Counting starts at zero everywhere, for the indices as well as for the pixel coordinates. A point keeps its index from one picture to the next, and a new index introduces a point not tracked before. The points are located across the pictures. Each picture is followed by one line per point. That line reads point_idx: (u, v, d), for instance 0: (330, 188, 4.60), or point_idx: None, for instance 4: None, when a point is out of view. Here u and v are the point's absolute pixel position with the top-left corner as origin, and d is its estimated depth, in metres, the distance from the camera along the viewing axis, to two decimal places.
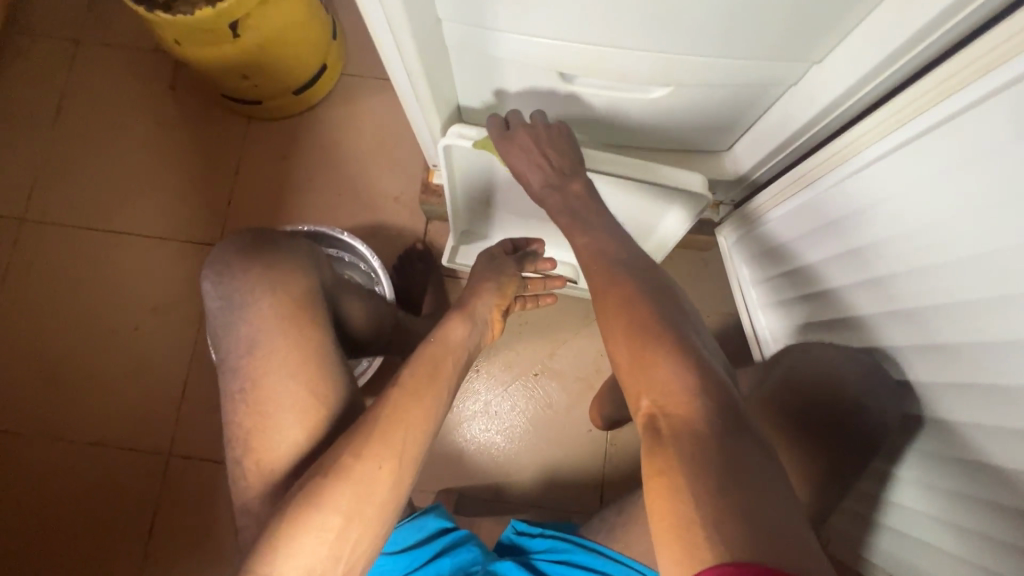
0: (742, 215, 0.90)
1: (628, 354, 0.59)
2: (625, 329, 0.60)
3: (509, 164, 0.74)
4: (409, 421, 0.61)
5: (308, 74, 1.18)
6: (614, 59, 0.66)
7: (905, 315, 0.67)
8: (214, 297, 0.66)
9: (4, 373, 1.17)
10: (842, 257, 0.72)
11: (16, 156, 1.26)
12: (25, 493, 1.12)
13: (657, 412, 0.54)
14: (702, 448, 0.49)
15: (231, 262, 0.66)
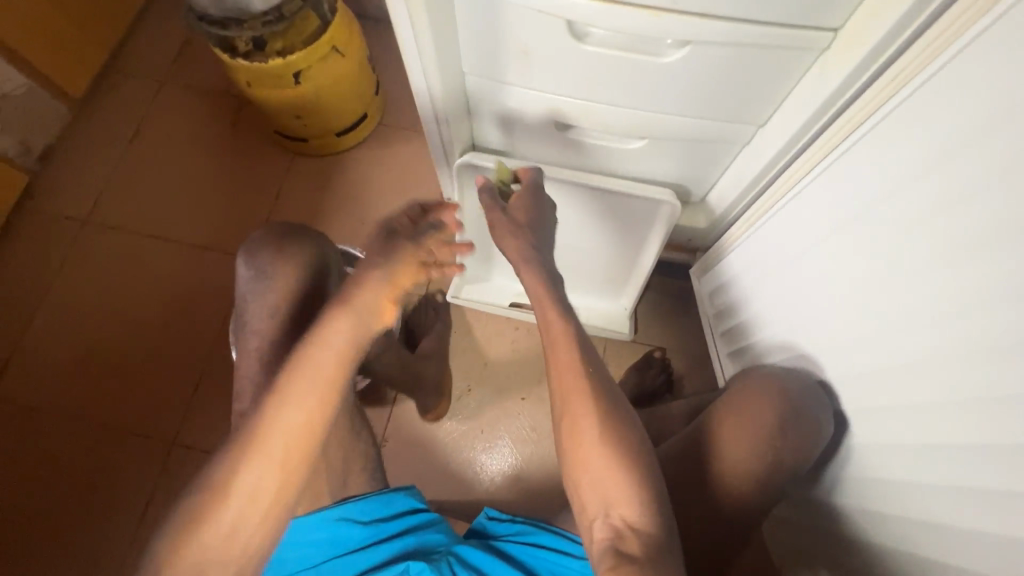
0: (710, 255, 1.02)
1: (586, 451, 0.72)
2: (603, 452, 0.71)
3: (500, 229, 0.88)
4: (286, 427, 0.66)
5: (351, 121, 1.39)
6: (598, 113, 0.83)
7: (825, 325, 0.75)
8: (248, 272, 0.82)
9: (40, 353, 1.28)
10: (777, 278, 0.82)
11: (90, 169, 1.46)
12: (34, 467, 1.19)
13: (624, 526, 0.67)
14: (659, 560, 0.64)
15: (265, 245, 0.84)
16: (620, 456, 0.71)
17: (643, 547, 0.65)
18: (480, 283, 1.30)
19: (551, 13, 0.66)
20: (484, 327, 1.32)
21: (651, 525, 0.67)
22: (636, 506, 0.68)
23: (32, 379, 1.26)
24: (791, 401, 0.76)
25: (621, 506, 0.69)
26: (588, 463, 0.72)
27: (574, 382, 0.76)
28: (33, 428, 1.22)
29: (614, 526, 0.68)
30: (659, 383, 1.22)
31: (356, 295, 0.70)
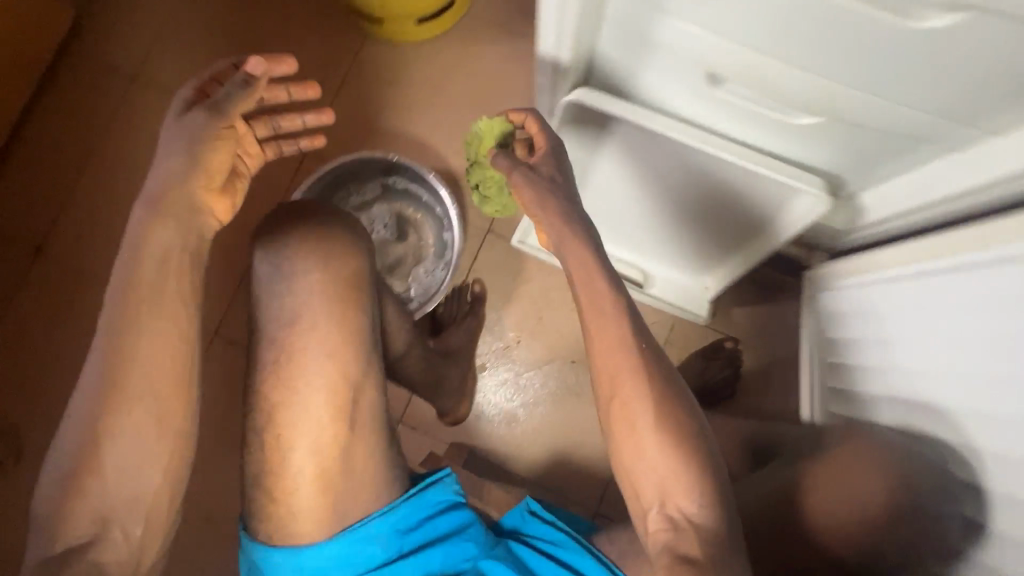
0: (832, 273, 0.92)
1: (636, 434, 0.64)
2: (656, 437, 0.63)
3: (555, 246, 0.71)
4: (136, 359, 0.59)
5: (437, 5, 1.18)
6: (778, 72, 0.63)
7: (948, 412, 0.68)
8: (264, 266, 0.70)
9: (89, 218, 1.24)
10: (903, 342, 0.74)
11: (142, 15, 1.29)
12: (85, 332, 1.21)
13: (675, 512, 0.61)
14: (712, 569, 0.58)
15: (288, 213, 0.73)
16: (674, 444, 0.63)
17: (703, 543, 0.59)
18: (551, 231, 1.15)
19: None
20: (547, 279, 1.20)
21: (706, 516, 0.61)
22: (692, 493, 0.61)
23: (82, 243, 1.23)
24: (899, 470, 0.71)
25: (675, 494, 0.62)
26: (639, 453, 0.64)
27: (619, 357, 0.67)
28: (83, 293, 1.22)
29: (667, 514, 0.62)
30: (725, 378, 1.13)
31: (165, 193, 0.63)
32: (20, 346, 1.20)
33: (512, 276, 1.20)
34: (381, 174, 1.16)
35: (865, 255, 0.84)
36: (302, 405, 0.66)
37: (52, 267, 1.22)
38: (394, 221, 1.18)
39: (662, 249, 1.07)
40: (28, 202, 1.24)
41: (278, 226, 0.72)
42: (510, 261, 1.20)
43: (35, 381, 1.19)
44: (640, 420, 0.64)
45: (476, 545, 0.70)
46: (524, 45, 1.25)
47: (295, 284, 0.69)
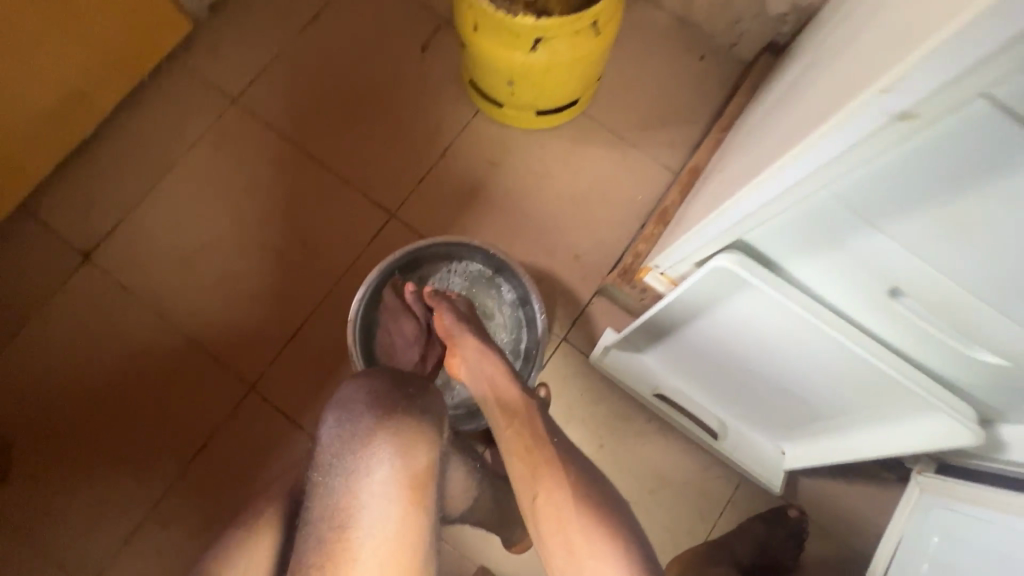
0: (952, 490, 0.80)
1: (566, 544, 0.65)
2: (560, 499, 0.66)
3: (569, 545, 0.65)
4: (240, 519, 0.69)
5: (560, 102, 1.15)
6: (977, 305, 0.57)
7: None
8: (334, 426, 0.58)
9: (149, 231, 1.17)
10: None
11: (256, 40, 1.25)
12: (112, 351, 1.12)
13: None
14: None
15: (366, 392, 0.58)
16: (603, 543, 0.64)
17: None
18: (631, 354, 1.09)
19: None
20: (615, 401, 1.13)
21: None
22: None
23: (136, 256, 1.16)
24: None
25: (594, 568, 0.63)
26: (580, 569, 0.64)
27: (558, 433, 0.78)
28: (122, 312, 1.13)
29: None
30: (784, 544, 1.03)
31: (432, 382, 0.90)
32: (39, 357, 1.10)
33: (580, 391, 1.13)
34: (462, 261, 1.10)
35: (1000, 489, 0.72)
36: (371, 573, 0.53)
37: (97, 278, 1.14)
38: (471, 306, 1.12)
39: (756, 401, 1.00)
40: (91, 205, 1.17)
41: (352, 409, 0.58)
42: (580, 375, 1.13)
43: (46, 399, 1.09)
44: (572, 527, 0.65)
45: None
46: (634, 156, 1.23)
47: (354, 486, 0.55)
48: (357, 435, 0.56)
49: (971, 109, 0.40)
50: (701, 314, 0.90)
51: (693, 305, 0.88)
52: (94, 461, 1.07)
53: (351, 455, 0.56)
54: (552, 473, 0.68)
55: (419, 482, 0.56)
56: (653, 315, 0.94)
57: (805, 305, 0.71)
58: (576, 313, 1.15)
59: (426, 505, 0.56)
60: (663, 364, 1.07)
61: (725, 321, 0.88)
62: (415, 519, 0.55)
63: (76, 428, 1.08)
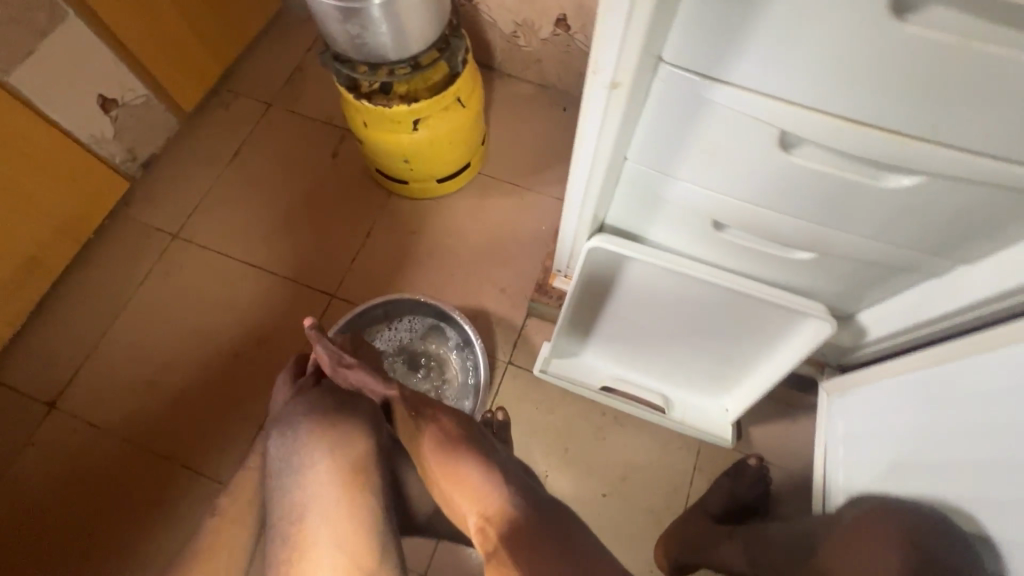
0: (841, 384, 0.89)
1: (435, 484, 0.71)
2: (436, 456, 0.70)
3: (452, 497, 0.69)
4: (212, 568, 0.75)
5: (454, 168, 1.35)
6: (766, 214, 0.74)
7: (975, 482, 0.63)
8: (282, 438, 0.73)
9: (110, 367, 1.25)
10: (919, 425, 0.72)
11: (188, 183, 1.44)
12: (90, 488, 1.16)
13: (483, 523, 0.65)
14: (517, 536, 0.62)
15: (303, 408, 0.75)
16: (454, 471, 0.69)
17: (502, 538, 0.63)
18: (571, 359, 1.21)
19: (763, 94, 0.56)
20: (570, 407, 1.22)
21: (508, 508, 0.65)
22: (485, 495, 0.67)
23: (100, 393, 1.23)
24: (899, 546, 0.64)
25: (480, 509, 0.66)
26: (450, 501, 0.69)
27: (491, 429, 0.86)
28: (93, 448, 1.19)
29: (476, 522, 0.66)
30: (753, 494, 1.09)
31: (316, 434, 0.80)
32: (21, 512, 1.14)
33: (535, 406, 1.21)
34: (404, 317, 1.24)
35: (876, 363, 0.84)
36: (328, 548, 0.66)
37: (65, 423, 1.20)
38: (420, 355, 1.23)
39: (684, 365, 1.12)
40: (53, 357, 1.26)
41: (294, 423, 0.74)
42: (532, 390, 1.23)
43: (31, 551, 1.12)
44: (431, 467, 0.71)
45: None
46: (532, 197, 1.43)
47: (303, 481, 0.69)
48: (300, 439, 0.72)
49: (661, 70, 0.58)
50: (607, 298, 1.05)
51: (595, 290, 1.03)
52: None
53: (297, 457, 0.71)
54: (427, 438, 0.72)
55: (353, 474, 0.70)
56: (569, 311, 1.07)
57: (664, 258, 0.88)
58: (515, 338, 1.27)
59: (364, 486, 0.70)
60: (599, 357, 1.19)
61: (625, 297, 1.03)
62: (356, 497, 0.69)
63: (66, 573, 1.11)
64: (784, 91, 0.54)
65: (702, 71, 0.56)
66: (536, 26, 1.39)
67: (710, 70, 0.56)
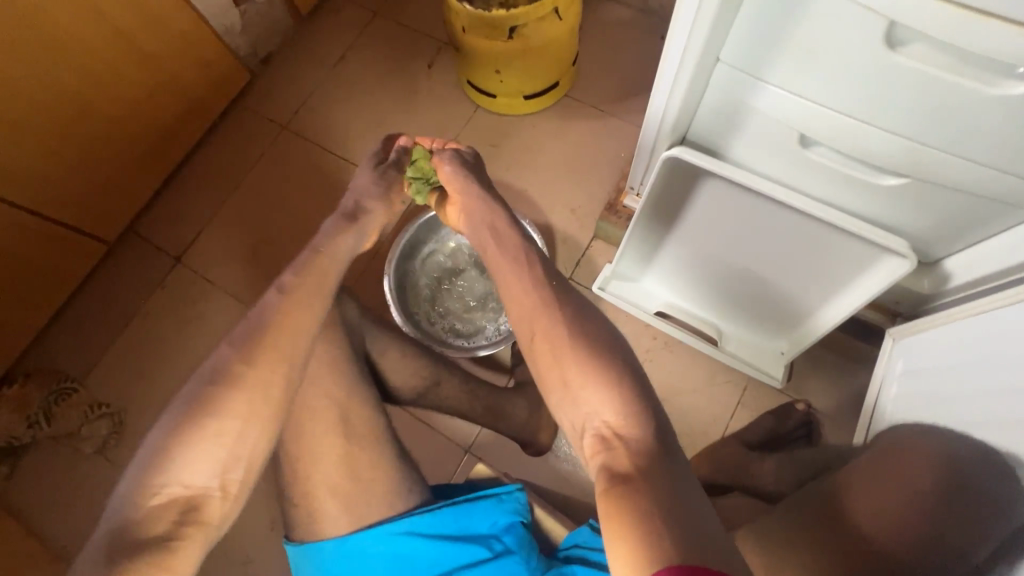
0: (905, 327, 0.94)
1: (559, 378, 0.64)
2: (571, 350, 0.64)
3: (580, 396, 0.61)
4: (292, 329, 0.67)
5: (543, 84, 1.37)
6: (861, 130, 0.71)
7: (989, 421, 0.72)
8: None
9: (223, 235, 1.44)
10: (957, 367, 0.79)
11: (298, 80, 1.57)
12: (204, 331, 1.38)
13: (611, 434, 0.57)
14: (651, 458, 0.53)
15: None
16: (599, 374, 0.61)
17: (635, 462, 0.53)
18: (631, 283, 1.23)
19: None
20: (622, 328, 1.26)
21: (645, 430, 0.56)
22: (627, 413, 0.58)
23: (214, 254, 1.43)
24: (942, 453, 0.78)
25: (616, 422, 0.58)
26: (574, 398, 0.61)
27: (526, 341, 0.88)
28: (208, 299, 1.40)
29: (601, 433, 0.58)
30: (793, 435, 1.10)
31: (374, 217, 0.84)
32: (150, 343, 1.38)
33: None
34: None
35: (938, 312, 0.87)
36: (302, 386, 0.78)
37: (187, 275, 1.42)
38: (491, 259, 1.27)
39: (746, 301, 1.12)
40: (180, 220, 1.47)
41: None
42: None
43: (157, 376, 1.35)
44: (569, 359, 0.63)
45: (524, 567, 0.73)
46: (615, 124, 1.42)
47: None
48: None
49: None
50: (676, 220, 1.05)
51: (665, 209, 1.04)
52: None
53: None
54: (562, 333, 0.66)
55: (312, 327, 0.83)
56: (636, 229, 1.09)
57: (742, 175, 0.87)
58: (578, 256, 1.32)
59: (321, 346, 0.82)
60: (659, 283, 1.21)
61: (695, 219, 1.03)
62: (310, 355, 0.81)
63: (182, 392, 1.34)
64: None
65: None
66: None
67: None
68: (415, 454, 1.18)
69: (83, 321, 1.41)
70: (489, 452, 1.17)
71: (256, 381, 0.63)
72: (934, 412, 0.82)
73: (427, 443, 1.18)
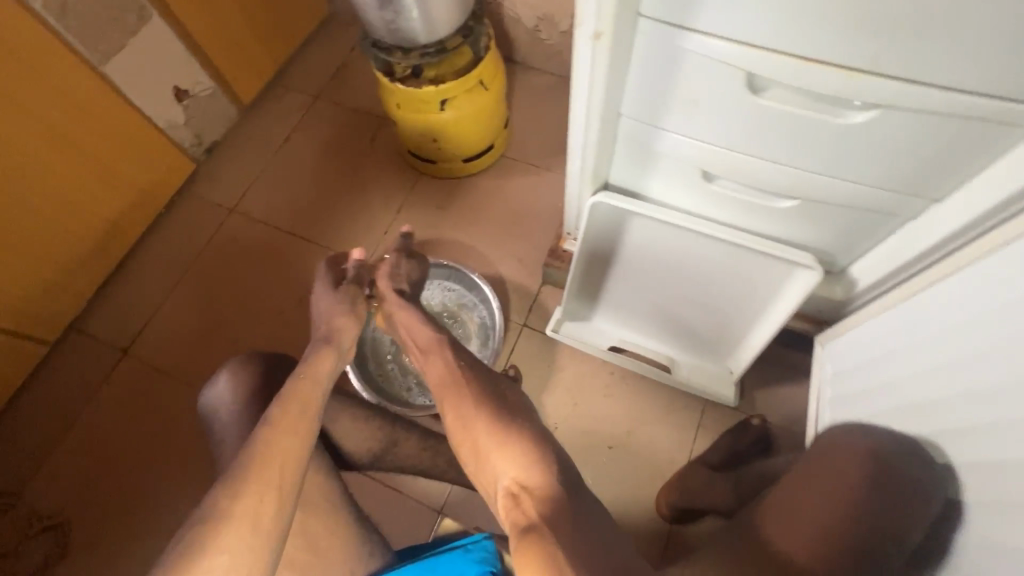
0: (830, 334, 1.01)
1: (470, 442, 0.69)
2: (477, 416, 0.69)
3: (489, 459, 0.66)
4: (281, 455, 0.70)
5: (478, 148, 1.46)
6: (751, 162, 0.80)
7: (919, 410, 0.77)
8: (216, 401, 0.92)
9: (173, 322, 1.42)
10: (882, 365, 0.84)
11: (245, 165, 1.62)
12: (156, 422, 1.32)
13: (518, 488, 0.62)
14: (556, 508, 0.60)
15: (229, 382, 0.93)
16: (502, 437, 0.66)
17: (541, 513, 0.59)
18: (583, 323, 1.28)
19: (727, 39, 0.64)
20: (579, 367, 1.29)
21: (549, 482, 0.62)
22: (529, 466, 0.63)
23: (164, 343, 1.40)
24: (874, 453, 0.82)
25: (522, 478, 0.63)
26: (486, 464, 0.66)
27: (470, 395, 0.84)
28: (157, 389, 1.36)
29: (510, 489, 0.63)
30: (751, 451, 1.13)
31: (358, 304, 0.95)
32: (96, 442, 1.31)
33: (547, 365, 1.30)
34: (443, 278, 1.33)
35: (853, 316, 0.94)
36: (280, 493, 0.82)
37: (136, 367, 1.38)
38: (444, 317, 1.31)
39: (689, 327, 1.18)
40: (127, 312, 1.44)
41: (222, 391, 0.93)
42: (544, 350, 1.31)
43: (105, 477, 1.28)
44: (477, 430, 0.68)
45: None
46: (549, 178, 1.53)
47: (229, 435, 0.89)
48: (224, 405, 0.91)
49: (641, 25, 0.68)
50: (612, 258, 1.13)
51: (600, 249, 1.11)
52: (151, 518, 1.24)
53: (226, 416, 0.90)
54: (467, 401, 0.72)
55: (254, 413, 0.90)
56: (576, 270, 1.15)
57: (660, 212, 0.96)
58: (530, 302, 1.37)
59: None
60: (608, 319, 1.26)
61: (628, 255, 1.10)
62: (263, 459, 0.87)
63: (133, 492, 1.26)
64: (747, 28, 0.62)
65: (675, 22, 0.65)
66: (557, 20, 1.50)
67: (681, 19, 0.65)
68: (386, 522, 1.15)
69: (22, 427, 1.33)
70: (462, 509, 1.15)
71: (240, 512, 0.63)
72: (871, 411, 0.86)
73: (397, 508, 1.16)
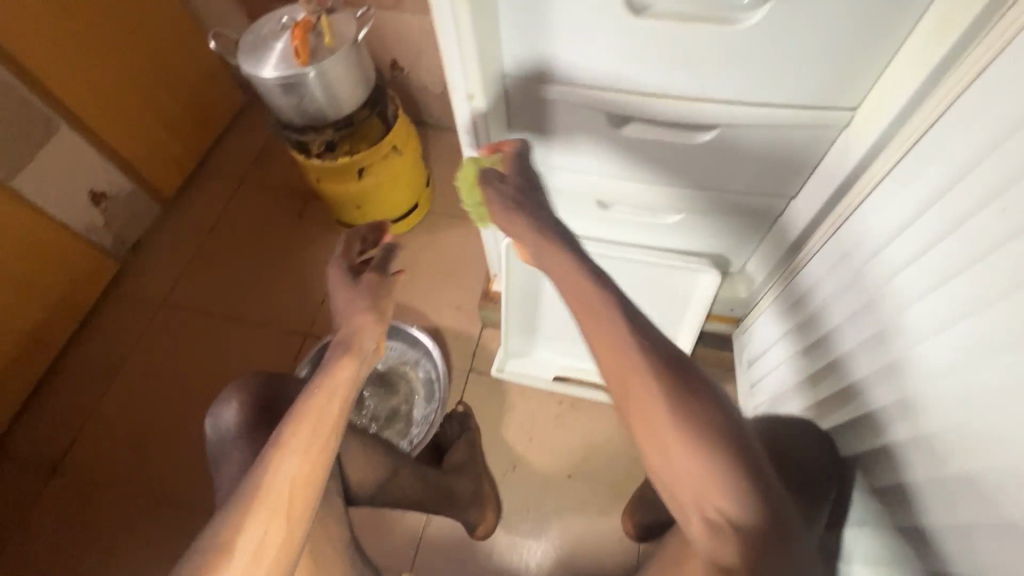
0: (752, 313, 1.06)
1: (650, 444, 0.59)
2: (672, 426, 0.57)
3: (681, 472, 0.57)
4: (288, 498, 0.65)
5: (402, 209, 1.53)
6: (633, 186, 0.90)
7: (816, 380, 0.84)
8: (223, 426, 0.84)
9: (106, 429, 1.36)
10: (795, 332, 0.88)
11: (173, 256, 1.61)
12: (95, 540, 1.24)
13: (720, 518, 0.56)
14: (752, 536, 0.55)
15: (237, 405, 0.84)
16: (711, 467, 0.56)
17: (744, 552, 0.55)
18: (523, 358, 1.32)
19: (578, 86, 0.75)
20: (528, 401, 1.32)
21: (750, 515, 0.55)
22: (738, 499, 0.55)
23: (98, 452, 1.33)
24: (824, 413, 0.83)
25: (717, 502, 0.56)
26: (672, 467, 0.58)
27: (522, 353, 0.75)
28: (92, 504, 1.28)
29: (709, 517, 0.57)
30: None
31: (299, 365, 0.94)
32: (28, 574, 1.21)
33: (496, 405, 1.32)
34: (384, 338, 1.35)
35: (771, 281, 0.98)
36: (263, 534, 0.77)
37: (68, 484, 1.30)
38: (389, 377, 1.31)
39: None
40: (54, 427, 1.37)
41: (228, 414, 0.84)
42: (492, 391, 1.34)
43: None
44: (671, 443, 0.57)
45: None
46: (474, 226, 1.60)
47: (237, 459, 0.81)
48: (234, 430, 0.83)
49: (507, 83, 0.78)
50: (540, 291, 1.19)
51: (525, 284, 1.17)
52: None
53: (233, 441, 0.83)
54: (659, 400, 0.58)
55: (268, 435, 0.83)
56: (507, 308, 1.21)
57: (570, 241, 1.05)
58: (472, 348, 1.40)
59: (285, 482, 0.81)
60: (548, 350, 1.31)
61: (552, 287, 1.17)
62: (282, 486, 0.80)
63: None
64: (592, 76, 0.73)
65: (533, 77, 0.76)
66: None
67: (536, 75, 0.75)
68: None
69: None
70: (433, 564, 1.17)
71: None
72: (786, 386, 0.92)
73: None
